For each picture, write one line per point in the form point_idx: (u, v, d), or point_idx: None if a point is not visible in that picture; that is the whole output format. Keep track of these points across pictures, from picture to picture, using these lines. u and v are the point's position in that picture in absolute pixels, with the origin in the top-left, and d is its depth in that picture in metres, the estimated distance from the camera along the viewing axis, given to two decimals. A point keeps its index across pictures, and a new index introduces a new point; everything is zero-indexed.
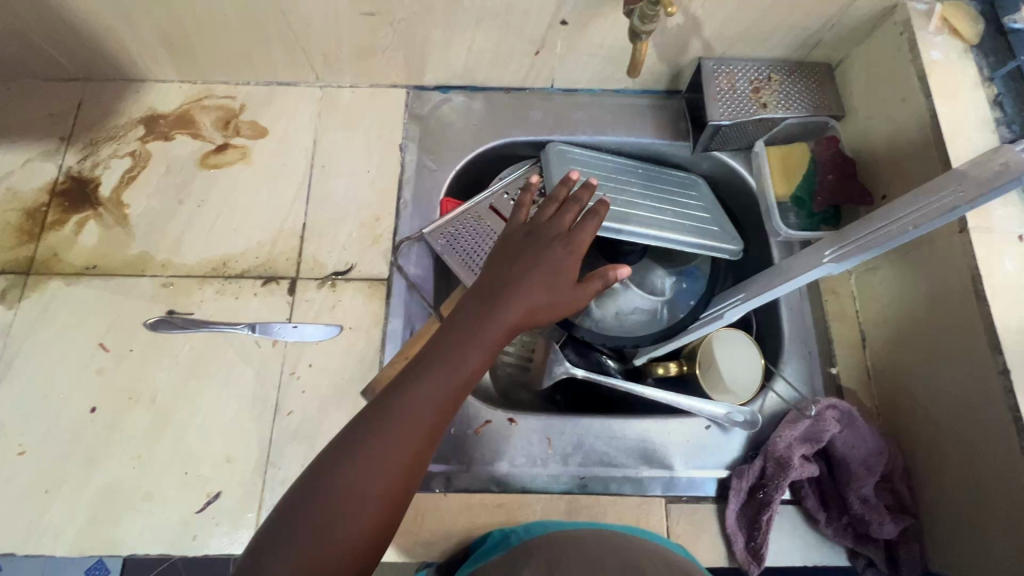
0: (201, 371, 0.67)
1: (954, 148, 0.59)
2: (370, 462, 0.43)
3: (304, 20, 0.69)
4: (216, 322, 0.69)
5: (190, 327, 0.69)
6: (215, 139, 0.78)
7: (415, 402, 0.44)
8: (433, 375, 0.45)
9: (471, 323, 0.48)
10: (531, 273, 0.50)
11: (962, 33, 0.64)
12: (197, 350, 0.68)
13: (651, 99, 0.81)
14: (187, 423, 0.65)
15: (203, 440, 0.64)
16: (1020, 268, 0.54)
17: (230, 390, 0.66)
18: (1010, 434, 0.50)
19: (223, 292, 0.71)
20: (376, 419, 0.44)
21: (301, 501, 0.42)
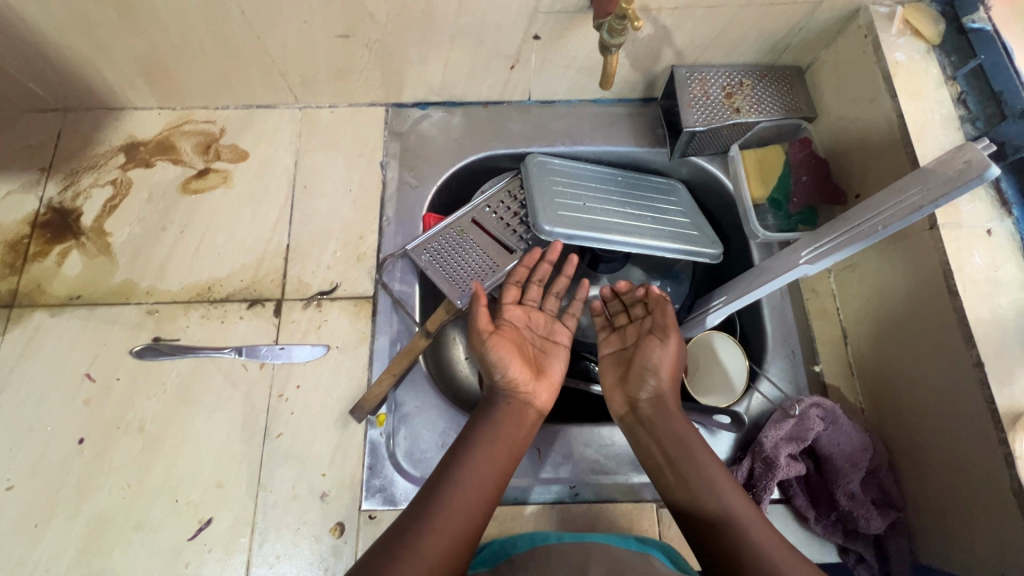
0: (189, 397, 0.67)
1: (922, 147, 0.61)
2: (432, 531, 0.51)
3: (279, 44, 0.69)
4: (202, 346, 0.69)
5: (177, 353, 0.69)
6: (196, 164, 0.78)
7: (467, 475, 0.55)
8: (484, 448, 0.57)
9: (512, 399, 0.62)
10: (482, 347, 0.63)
11: (925, 34, 0.65)
12: (184, 376, 0.68)
13: (627, 107, 0.82)
14: (175, 450, 0.65)
15: (193, 467, 0.64)
16: (989, 262, 0.55)
17: (219, 415, 0.66)
18: (988, 425, 0.51)
19: (207, 317, 0.71)
20: (441, 486, 0.54)
21: (373, 563, 0.49)
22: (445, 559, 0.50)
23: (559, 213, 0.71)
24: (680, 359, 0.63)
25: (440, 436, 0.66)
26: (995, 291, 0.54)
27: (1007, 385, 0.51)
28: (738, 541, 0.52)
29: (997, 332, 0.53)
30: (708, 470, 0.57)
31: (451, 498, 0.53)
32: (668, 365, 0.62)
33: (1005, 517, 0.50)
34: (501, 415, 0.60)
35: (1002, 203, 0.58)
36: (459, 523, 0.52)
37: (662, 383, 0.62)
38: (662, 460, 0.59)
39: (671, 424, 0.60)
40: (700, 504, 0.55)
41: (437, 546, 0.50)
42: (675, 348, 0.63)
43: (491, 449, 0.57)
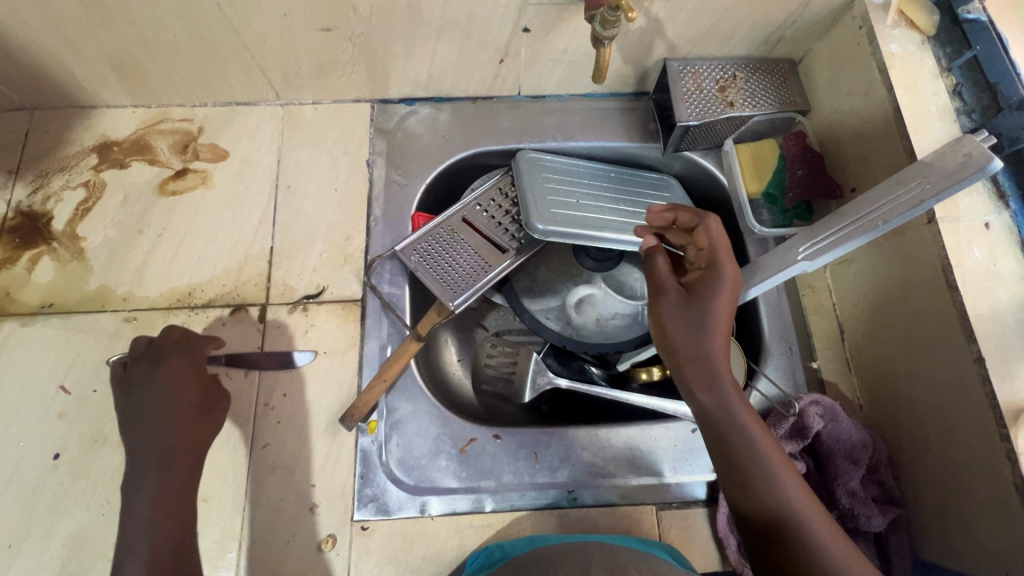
0: (139, 440, 0.57)
1: (919, 139, 0.60)
2: None
3: (257, 39, 0.66)
4: (158, 378, 0.59)
5: (129, 394, 0.59)
6: (174, 164, 0.75)
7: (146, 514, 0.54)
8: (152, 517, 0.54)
9: (155, 490, 0.55)
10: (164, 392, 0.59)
11: (919, 25, 0.64)
12: (135, 414, 0.58)
13: (619, 101, 0.81)
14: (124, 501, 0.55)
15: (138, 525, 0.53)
16: (987, 256, 0.55)
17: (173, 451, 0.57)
18: (989, 423, 0.51)
19: (164, 342, 0.62)
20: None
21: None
22: None
23: (552, 211, 0.70)
24: (679, 315, 0.52)
25: (433, 443, 0.64)
26: (994, 285, 0.54)
27: (1009, 381, 0.50)
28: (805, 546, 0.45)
29: (996, 326, 0.52)
30: (767, 458, 0.49)
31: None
32: (667, 327, 0.53)
33: (1006, 513, 0.50)
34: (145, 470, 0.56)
35: (999, 196, 0.58)
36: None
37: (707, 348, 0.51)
38: (716, 446, 0.51)
39: (728, 408, 0.50)
40: (757, 497, 0.48)
41: None
42: (671, 302, 0.54)
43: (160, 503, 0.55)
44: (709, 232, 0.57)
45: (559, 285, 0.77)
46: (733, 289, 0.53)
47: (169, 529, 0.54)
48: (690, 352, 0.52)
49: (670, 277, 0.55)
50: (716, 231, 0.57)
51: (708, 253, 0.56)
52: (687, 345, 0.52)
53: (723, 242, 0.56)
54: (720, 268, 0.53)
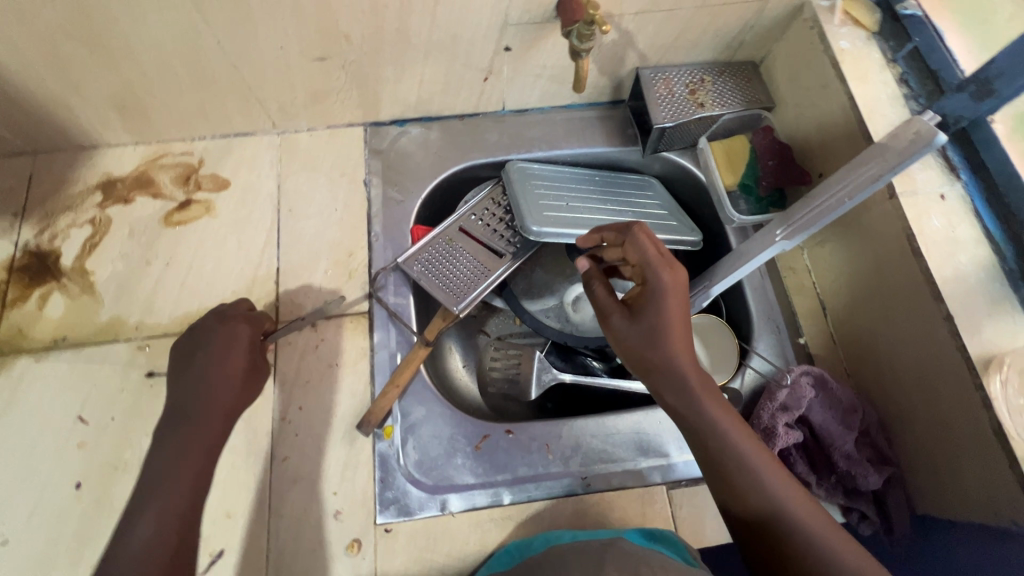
0: (191, 401, 0.61)
1: (874, 124, 0.65)
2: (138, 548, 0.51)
3: (255, 71, 0.70)
4: (224, 341, 0.64)
5: (195, 350, 0.65)
6: (177, 196, 0.78)
7: (163, 468, 0.57)
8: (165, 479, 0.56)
9: (178, 450, 0.58)
10: (223, 352, 0.64)
11: (864, 23, 0.71)
12: (197, 372, 0.63)
13: (597, 110, 0.86)
14: (156, 457, 0.58)
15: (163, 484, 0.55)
16: (946, 224, 0.60)
17: (216, 418, 0.61)
18: (964, 374, 0.55)
19: (230, 314, 0.67)
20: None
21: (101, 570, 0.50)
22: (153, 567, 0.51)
23: (544, 214, 0.74)
24: (628, 339, 0.54)
25: (448, 443, 0.67)
26: (955, 250, 0.59)
27: (977, 335, 0.55)
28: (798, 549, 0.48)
29: (960, 287, 0.57)
30: (755, 464, 0.51)
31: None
32: (622, 349, 0.55)
33: (989, 458, 0.53)
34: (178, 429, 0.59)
35: (950, 169, 0.63)
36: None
37: (664, 361, 0.53)
38: (700, 452, 0.53)
39: (700, 412, 0.52)
40: (748, 502, 0.51)
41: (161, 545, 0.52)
42: (619, 325, 0.55)
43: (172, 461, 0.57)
44: (633, 245, 0.56)
45: (556, 285, 0.81)
46: (672, 295, 0.53)
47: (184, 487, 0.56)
48: (653, 368, 0.53)
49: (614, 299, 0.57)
50: (642, 240, 0.56)
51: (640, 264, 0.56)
52: (649, 362, 0.54)
53: (652, 248, 0.55)
54: (654, 279, 0.54)
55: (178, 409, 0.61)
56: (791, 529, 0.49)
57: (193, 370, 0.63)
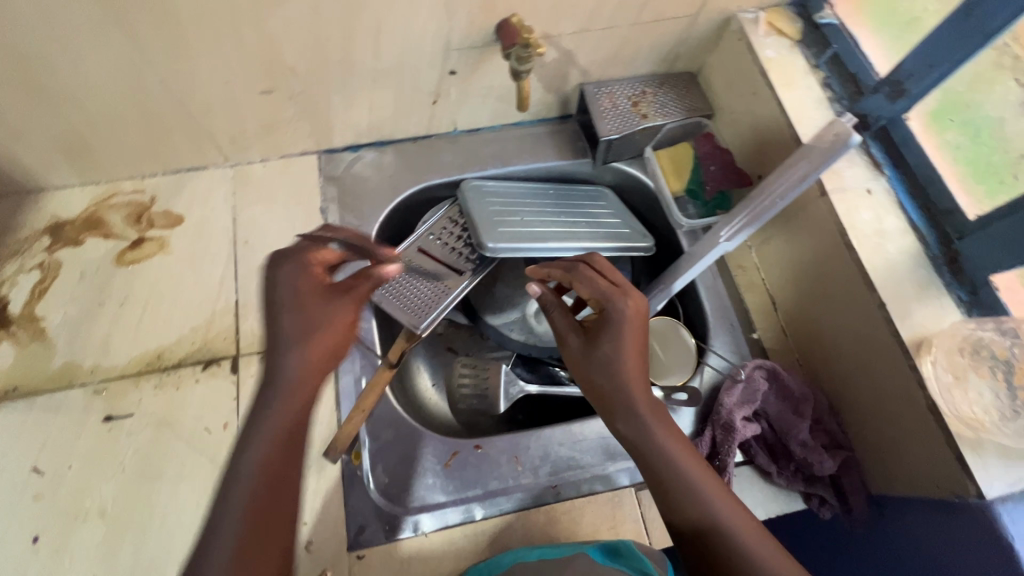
0: (275, 349, 0.53)
1: (802, 127, 0.69)
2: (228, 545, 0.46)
3: (202, 106, 0.70)
4: (290, 287, 0.55)
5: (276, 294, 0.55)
6: (129, 235, 0.77)
7: (258, 439, 0.50)
8: (251, 458, 0.49)
9: (274, 419, 0.51)
10: (303, 296, 0.55)
11: (787, 33, 0.75)
12: (281, 327, 0.53)
13: (547, 126, 0.89)
14: (259, 408, 0.51)
15: (262, 439, 0.50)
16: (873, 216, 0.64)
17: (304, 376, 0.53)
18: (898, 357, 0.58)
19: (308, 249, 0.57)
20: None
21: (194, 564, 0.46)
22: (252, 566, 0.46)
23: (500, 230, 0.76)
24: (582, 362, 0.58)
25: (418, 463, 0.67)
26: (883, 240, 0.62)
27: (908, 319, 0.58)
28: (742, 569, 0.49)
29: (890, 275, 0.61)
30: (700, 487, 0.53)
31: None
32: (577, 372, 0.59)
33: (928, 435, 0.56)
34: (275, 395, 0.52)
35: (875, 165, 0.67)
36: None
37: (614, 383, 0.56)
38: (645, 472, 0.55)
39: (646, 434, 0.55)
40: (688, 516, 0.52)
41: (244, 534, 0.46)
42: (574, 350, 0.59)
43: (268, 433, 0.50)
44: (588, 278, 0.61)
45: (518, 298, 0.82)
46: (625, 324, 0.57)
47: (263, 475, 0.49)
48: (607, 395, 0.56)
49: (570, 326, 0.61)
50: (594, 276, 0.61)
51: (596, 297, 0.60)
52: (603, 388, 0.56)
53: (604, 282, 0.60)
54: (610, 308, 0.58)
55: (268, 379, 0.53)
56: (733, 552, 0.50)
57: (269, 318, 0.54)
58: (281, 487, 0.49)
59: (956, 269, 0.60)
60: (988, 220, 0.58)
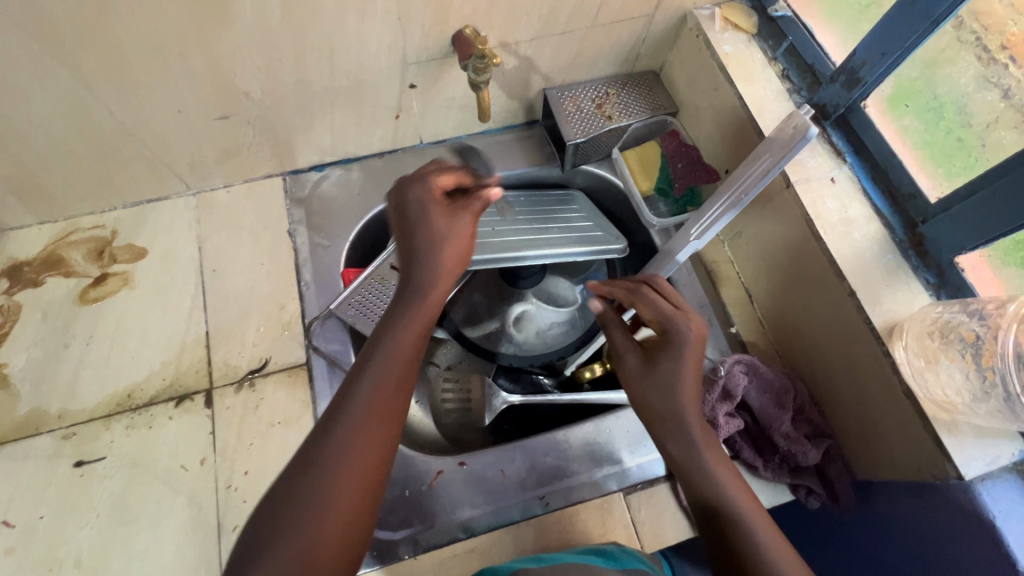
0: (412, 255, 0.54)
1: (763, 120, 0.70)
2: (338, 466, 0.45)
3: (157, 135, 0.68)
4: (427, 203, 0.55)
5: (405, 212, 0.56)
6: (92, 272, 0.75)
7: (377, 364, 0.50)
8: (368, 386, 0.49)
9: (389, 351, 0.51)
10: (433, 216, 0.55)
11: (743, 27, 0.75)
12: (416, 240, 0.55)
13: (514, 132, 0.88)
14: (390, 318, 0.53)
15: (383, 349, 0.50)
16: (839, 205, 0.64)
17: (428, 300, 0.54)
18: (872, 343, 0.59)
19: (430, 172, 0.57)
20: (289, 481, 0.44)
21: (287, 484, 0.45)
22: (349, 503, 0.45)
23: None
24: (641, 379, 0.56)
25: (403, 484, 0.66)
26: (849, 228, 0.63)
27: (878, 305, 0.59)
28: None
29: (858, 262, 0.61)
30: (750, 522, 0.48)
31: (326, 485, 0.44)
32: (634, 389, 0.57)
33: (905, 419, 0.57)
34: (401, 312, 0.53)
35: (837, 154, 0.67)
36: (345, 517, 0.44)
37: (676, 404, 0.54)
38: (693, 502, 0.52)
39: (698, 459, 0.52)
40: (733, 546, 0.47)
41: (354, 461, 0.46)
42: (632, 365, 0.57)
43: (386, 362, 0.50)
44: (651, 299, 0.59)
45: (495, 308, 0.81)
46: (689, 347, 0.55)
47: (377, 411, 0.48)
48: (661, 416, 0.55)
49: (630, 343, 0.59)
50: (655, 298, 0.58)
51: (657, 318, 0.58)
52: (657, 410, 0.55)
53: (666, 304, 0.58)
54: (672, 330, 0.56)
55: (408, 289, 0.54)
56: None
57: (401, 231, 0.55)
58: (390, 425, 0.48)
59: (922, 251, 0.61)
60: (948, 203, 0.58)
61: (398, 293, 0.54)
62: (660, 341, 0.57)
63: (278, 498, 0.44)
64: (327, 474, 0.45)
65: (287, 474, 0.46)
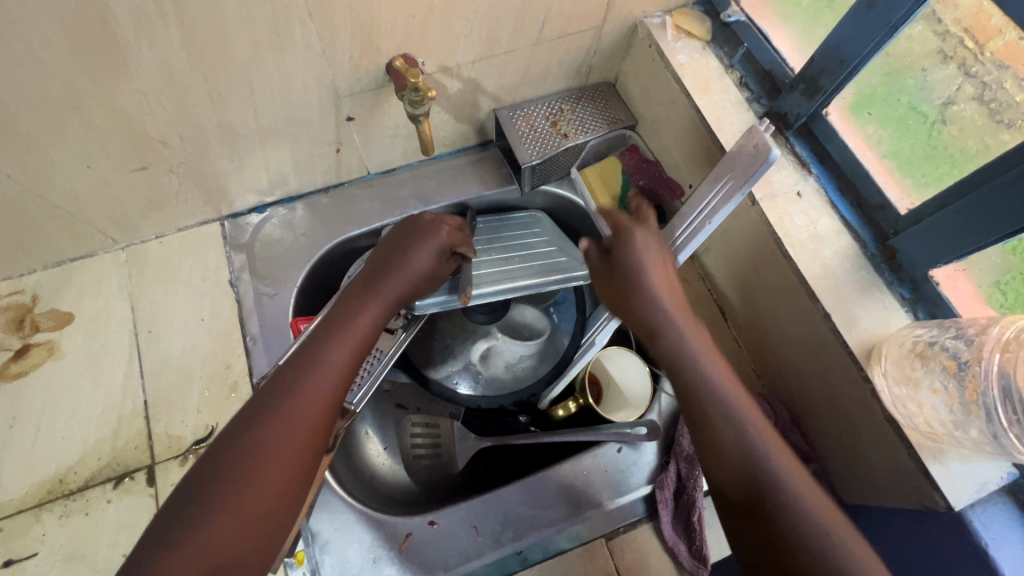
0: (386, 267, 0.64)
1: (723, 134, 0.66)
2: (271, 443, 0.49)
3: (69, 194, 0.62)
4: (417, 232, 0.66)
5: (398, 231, 0.68)
6: (11, 345, 0.68)
7: (327, 361, 0.56)
8: (316, 380, 0.54)
9: (343, 353, 0.57)
10: (416, 241, 0.66)
11: (696, 34, 0.71)
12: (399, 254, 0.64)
13: (468, 155, 0.84)
14: (347, 312, 0.61)
15: (338, 340, 0.58)
16: (807, 221, 0.61)
17: (380, 311, 0.62)
18: (850, 368, 0.56)
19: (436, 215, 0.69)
20: (226, 447, 0.49)
21: (215, 456, 0.49)
22: (274, 482, 0.48)
23: None
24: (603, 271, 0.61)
25: (370, 550, 0.61)
26: (819, 245, 0.60)
27: (854, 327, 0.56)
28: (804, 545, 0.44)
29: (831, 281, 0.58)
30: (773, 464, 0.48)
31: (258, 454, 0.48)
32: (608, 295, 0.61)
33: (890, 447, 0.54)
34: (358, 311, 0.61)
35: (802, 165, 0.64)
36: (270, 498, 0.48)
37: (652, 291, 0.57)
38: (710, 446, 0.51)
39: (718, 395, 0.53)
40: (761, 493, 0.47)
41: (288, 443, 0.50)
42: (596, 265, 0.62)
43: (338, 359, 0.56)
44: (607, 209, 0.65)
45: (458, 346, 0.77)
46: (644, 242, 0.59)
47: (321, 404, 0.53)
48: (643, 322, 0.58)
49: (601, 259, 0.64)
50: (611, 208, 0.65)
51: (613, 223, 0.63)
52: (632, 308, 0.58)
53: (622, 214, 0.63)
54: (621, 228, 0.61)
55: (368, 287, 0.63)
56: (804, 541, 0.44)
57: (388, 242, 0.67)
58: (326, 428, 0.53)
59: (895, 265, 0.59)
60: (919, 215, 0.56)
61: (359, 287, 0.63)
62: (618, 239, 0.61)
63: (207, 466, 0.48)
64: (258, 451, 0.49)
65: (213, 450, 0.49)
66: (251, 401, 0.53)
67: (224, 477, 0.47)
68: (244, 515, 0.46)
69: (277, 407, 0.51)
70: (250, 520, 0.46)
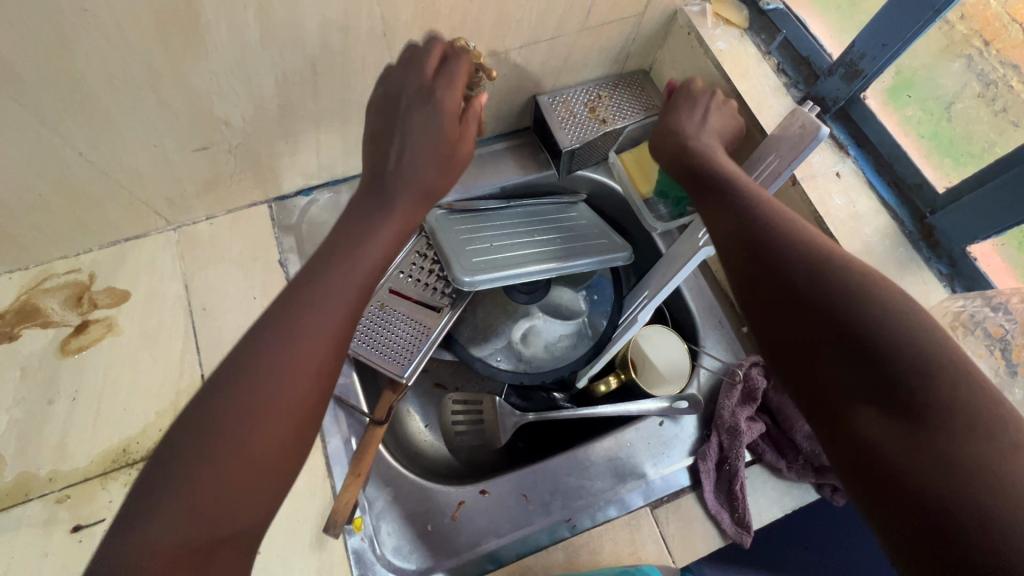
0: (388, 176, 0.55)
1: (763, 116, 0.68)
2: (262, 389, 0.43)
3: (133, 173, 0.64)
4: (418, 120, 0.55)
5: (398, 115, 0.56)
6: (71, 321, 0.70)
7: (329, 299, 0.48)
8: (321, 318, 0.47)
9: (347, 288, 0.49)
10: (420, 144, 0.55)
11: (734, 22, 0.73)
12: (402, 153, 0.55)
13: (505, 140, 0.86)
14: (352, 237, 0.52)
15: (338, 275, 0.49)
16: (846, 201, 0.63)
17: (384, 228, 0.53)
18: None
19: (437, 84, 0.55)
20: (213, 395, 0.42)
21: (202, 407, 0.42)
22: (269, 437, 0.42)
23: (473, 260, 0.71)
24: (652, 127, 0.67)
25: (424, 517, 0.64)
26: (858, 223, 0.62)
27: None
28: (931, 403, 0.36)
29: (870, 258, 0.60)
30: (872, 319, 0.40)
31: (251, 401, 0.42)
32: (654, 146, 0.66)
33: None
34: (363, 236, 0.52)
35: (839, 148, 0.67)
36: (262, 453, 0.42)
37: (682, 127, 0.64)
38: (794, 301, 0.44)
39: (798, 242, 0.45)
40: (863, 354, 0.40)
41: (281, 392, 0.43)
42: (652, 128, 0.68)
43: (343, 292, 0.48)
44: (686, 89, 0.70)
45: (500, 326, 0.80)
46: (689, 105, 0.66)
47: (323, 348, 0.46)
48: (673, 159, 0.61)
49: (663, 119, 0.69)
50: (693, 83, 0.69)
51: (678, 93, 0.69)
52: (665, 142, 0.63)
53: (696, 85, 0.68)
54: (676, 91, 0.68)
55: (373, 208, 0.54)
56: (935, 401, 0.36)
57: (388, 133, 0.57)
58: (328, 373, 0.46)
59: (932, 243, 0.61)
60: (957, 193, 0.58)
61: (363, 205, 0.55)
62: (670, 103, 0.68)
63: (192, 414, 0.42)
64: (251, 402, 0.42)
65: (199, 400, 0.43)
66: (243, 340, 0.46)
67: (209, 434, 0.41)
68: (237, 480, 0.40)
69: (269, 347, 0.44)
70: (241, 482, 0.41)
